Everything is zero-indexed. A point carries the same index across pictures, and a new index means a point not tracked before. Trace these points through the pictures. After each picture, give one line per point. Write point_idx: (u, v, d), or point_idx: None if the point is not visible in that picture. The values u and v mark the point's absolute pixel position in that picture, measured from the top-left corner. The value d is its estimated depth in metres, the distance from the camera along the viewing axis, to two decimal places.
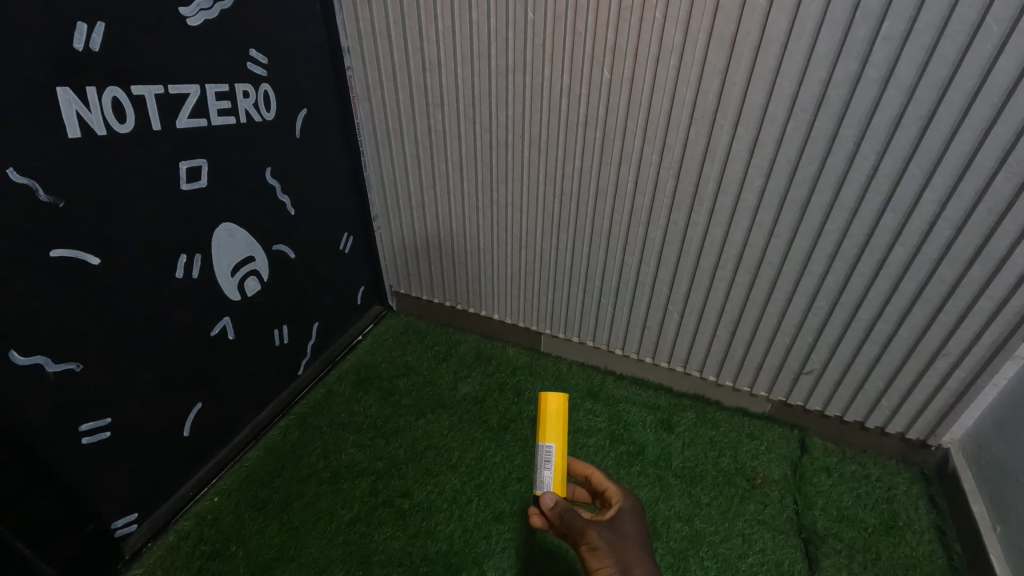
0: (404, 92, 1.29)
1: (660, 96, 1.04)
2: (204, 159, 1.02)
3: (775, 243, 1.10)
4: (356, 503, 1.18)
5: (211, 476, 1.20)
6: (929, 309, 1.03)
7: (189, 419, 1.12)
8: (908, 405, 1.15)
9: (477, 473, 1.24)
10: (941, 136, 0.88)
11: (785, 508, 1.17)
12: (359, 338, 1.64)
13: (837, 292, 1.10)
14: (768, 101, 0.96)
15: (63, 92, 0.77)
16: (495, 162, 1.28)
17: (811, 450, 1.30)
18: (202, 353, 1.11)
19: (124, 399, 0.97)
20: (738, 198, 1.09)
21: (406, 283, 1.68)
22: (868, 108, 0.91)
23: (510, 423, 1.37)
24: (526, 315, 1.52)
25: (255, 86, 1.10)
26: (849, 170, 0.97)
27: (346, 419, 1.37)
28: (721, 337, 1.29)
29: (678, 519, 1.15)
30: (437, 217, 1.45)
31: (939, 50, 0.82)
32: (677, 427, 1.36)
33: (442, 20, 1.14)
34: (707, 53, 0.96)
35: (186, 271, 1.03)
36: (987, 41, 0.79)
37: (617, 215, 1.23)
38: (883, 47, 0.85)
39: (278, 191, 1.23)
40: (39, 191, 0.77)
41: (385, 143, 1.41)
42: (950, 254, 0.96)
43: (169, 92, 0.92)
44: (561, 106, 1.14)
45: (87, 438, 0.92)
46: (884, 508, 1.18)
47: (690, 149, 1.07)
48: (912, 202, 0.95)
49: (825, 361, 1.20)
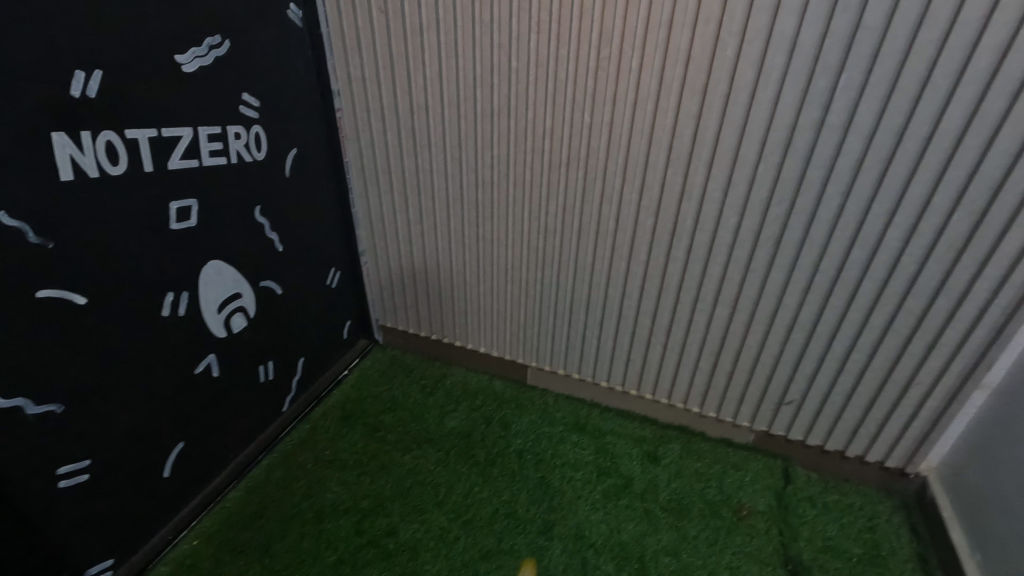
0: (393, 131, 1.33)
1: (638, 139, 1.09)
2: (194, 199, 1.03)
3: (751, 278, 1.14)
4: (341, 543, 1.16)
5: (191, 518, 1.18)
6: (900, 339, 1.07)
7: (170, 459, 1.11)
8: (885, 434, 1.18)
9: (464, 510, 1.23)
10: (900, 178, 0.94)
11: (771, 540, 1.18)
12: (345, 372, 1.63)
13: (812, 324, 1.14)
14: (739, 144, 1.02)
15: (58, 137, 0.79)
16: (481, 199, 1.31)
17: (794, 480, 1.31)
18: (185, 390, 1.10)
19: (105, 440, 0.96)
20: (714, 234, 1.13)
21: (392, 316, 1.68)
22: (832, 152, 0.96)
23: (497, 457, 1.36)
24: (512, 348, 1.53)
25: (246, 127, 1.13)
26: (817, 210, 1.02)
27: (331, 456, 1.36)
28: (704, 368, 1.31)
29: (666, 553, 1.15)
30: (424, 252, 1.48)
31: (893, 101, 0.89)
32: (663, 458, 1.37)
33: (429, 66, 1.19)
34: (680, 100, 1.02)
35: (173, 309, 1.03)
36: (935, 93, 0.86)
37: (599, 249, 1.26)
38: (843, 96, 0.91)
39: (266, 228, 1.25)
40: (29, 232, 0.78)
41: (373, 180, 1.44)
42: (915, 287, 1.01)
43: (162, 135, 0.94)
44: (544, 146, 1.18)
45: (64, 482, 0.90)
46: (867, 538, 1.19)
47: (668, 188, 1.11)
48: (877, 239, 1.01)
49: (804, 392, 1.23)
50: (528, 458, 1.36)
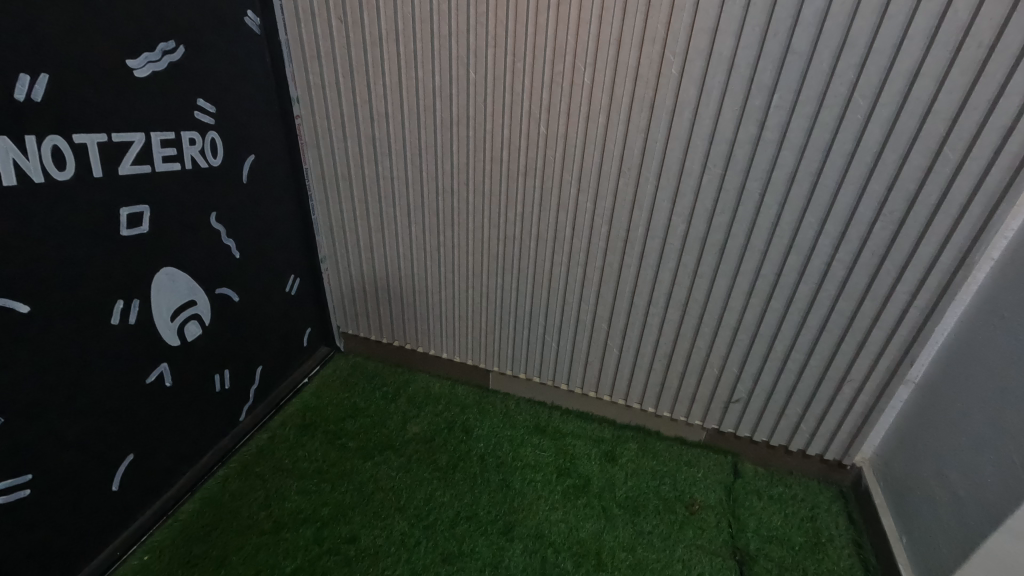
0: (353, 139, 1.34)
1: (592, 150, 1.14)
2: (146, 205, 1.02)
3: (699, 283, 1.21)
4: (299, 552, 1.15)
5: (141, 533, 1.14)
6: (833, 339, 1.15)
7: (119, 472, 1.08)
8: (823, 428, 1.26)
9: (426, 514, 1.24)
10: (829, 190, 1.02)
11: (720, 532, 1.24)
12: (305, 380, 1.61)
13: (755, 325, 1.21)
14: (685, 157, 1.08)
15: (0, 141, 0.77)
16: (441, 206, 1.34)
17: (743, 475, 1.38)
18: (136, 401, 1.07)
19: (48, 453, 0.92)
20: (664, 241, 1.19)
21: (354, 323, 1.67)
22: (769, 165, 1.04)
23: (459, 461, 1.38)
24: (474, 353, 1.56)
25: (201, 133, 1.12)
26: (757, 219, 1.09)
27: (290, 464, 1.34)
28: (657, 369, 1.37)
29: (622, 549, 1.19)
30: (385, 258, 1.49)
31: (820, 119, 0.97)
32: (620, 457, 1.42)
33: (389, 75, 1.21)
34: (630, 114, 1.07)
35: (123, 317, 1.01)
36: (856, 112, 0.94)
37: (557, 255, 1.30)
38: (776, 113, 0.99)
39: (223, 235, 1.23)
40: None
41: (333, 187, 1.44)
42: (845, 290, 1.10)
43: (112, 140, 0.93)
44: (503, 156, 1.22)
45: (4, 497, 0.87)
46: (808, 526, 1.26)
47: (620, 197, 1.17)
48: (811, 246, 1.08)
49: (750, 390, 1.30)
50: (490, 462, 1.38)
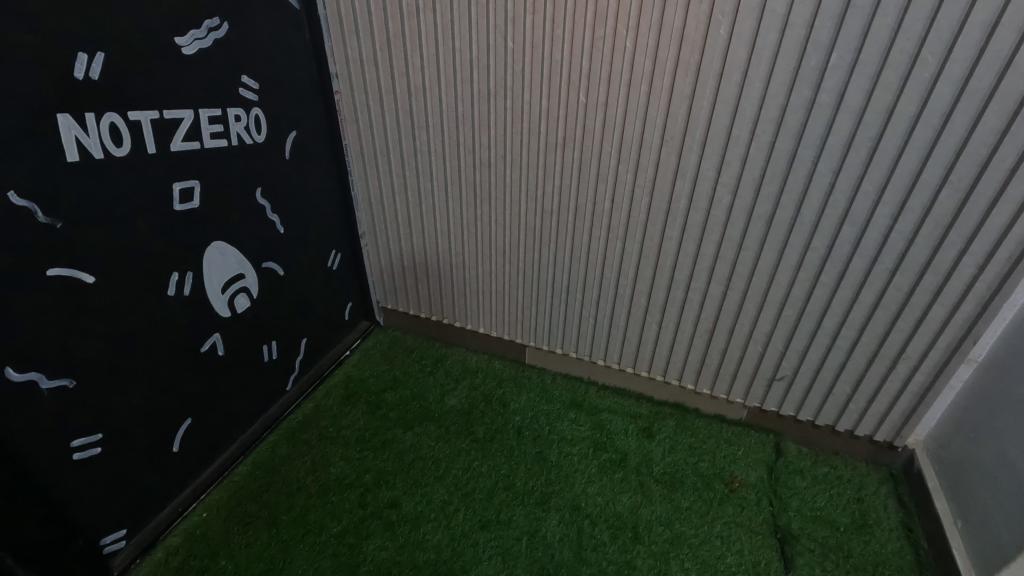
0: (391, 114, 1.34)
1: (633, 119, 1.10)
2: (196, 181, 1.05)
3: (744, 256, 1.17)
4: (344, 515, 1.20)
5: (199, 492, 1.22)
6: (888, 316, 1.10)
7: (179, 434, 1.14)
8: (874, 408, 1.21)
9: (465, 483, 1.27)
10: (889, 156, 0.96)
11: (761, 510, 1.22)
12: (347, 353, 1.66)
13: (803, 301, 1.17)
14: (732, 124, 1.03)
15: (63, 119, 0.81)
16: (478, 180, 1.33)
17: (785, 454, 1.35)
18: (192, 368, 1.13)
19: (115, 415, 0.99)
20: (708, 213, 1.15)
21: (393, 298, 1.71)
22: (823, 131, 0.98)
23: (496, 433, 1.40)
24: (510, 328, 1.56)
25: (246, 110, 1.14)
26: (808, 188, 1.04)
27: (334, 432, 1.40)
28: (698, 345, 1.34)
29: (660, 523, 1.19)
30: (423, 234, 1.50)
31: (882, 79, 0.90)
32: (658, 434, 1.40)
33: (426, 47, 1.20)
34: (674, 80, 1.03)
35: (178, 288, 1.06)
36: (924, 70, 0.87)
37: (595, 228, 1.28)
38: (833, 74, 0.93)
39: (268, 210, 1.27)
40: (38, 212, 0.80)
41: (372, 163, 1.45)
42: (904, 263, 1.04)
43: (163, 117, 0.96)
44: (540, 127, 1.20)
45: (78, 454, 0.94)
46: (854, 508, 1.23)
47: (662, 168, 1.13)
48: (867, 216, 1.03)
49: (795, 367, 1.25)
50: (526, 435, 1.39)
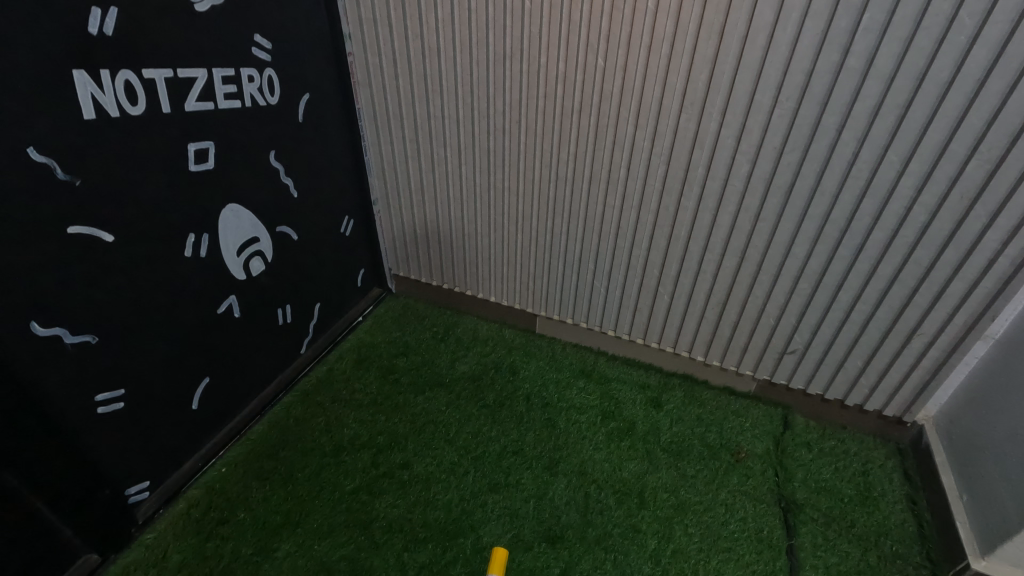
0: (404, 78, 1.32)
1: (652, 85, 1.08)
2: (211, 142, 1.05)
3: (761, 228, 1.15)
4: (357, 474, 1.23)
5: (218, 448, 1.25)
6: (905, 290, 1.08)
7: (198, 392, 1.17)
8: (885, 383, 1.21)
9: (474, 447, 1.30)
10: (917, 125, 0.93)
11: (766, 480, 1.23)
12: (359, 319, 1.68)
13: (819, 274, 1.15)
14: (755, 89, 1.00)
15: (78, 75, 0.80)
16: (493, 147, 1.31)
17: (793, 426, 1.36)
18: (209, 329, 1.15)
19: (136, 371, 1.02)
20: (725, 183, 1.13)
21: (405, 266, 1.71)
22: (850, 97, 0.95)
23: (505, 400, 1.42)
24: (521, 297, 1.57)
25: (259, 70, 1.13)
26: (831, 158, 1.02)
27: (348, 395, 1.43)
28: (709, 317, 1.34)
29: (665, 489, 1.21)
30: (436, 201, 1.49)
31: (915, 42, 0.87)
32: (666, 404, 1.42)
33: (441, 7, 1.17)
34: (697, 43, 1.00)
35: (195, 250, 1.07)
36: (960, 33, 0.83)
37: (610, 197, 1.26)
38: (864, 38, 0.89)
39: (281, 174, 1.27)
40: (57, 169, 0.81)
41: (385, 128, 1.44)
42: (925, 237, 1.02)
43: (177, 76, 0.95)
44: (557, 92, 1.17)
45: (102, 409, 0.97)
46: (860, 480, 1.24)
47: (680, 136, 1.11)
48: (889, 187, 1.00)
49: (807, 341, 1.25)
50: (535, 402, 1.41)
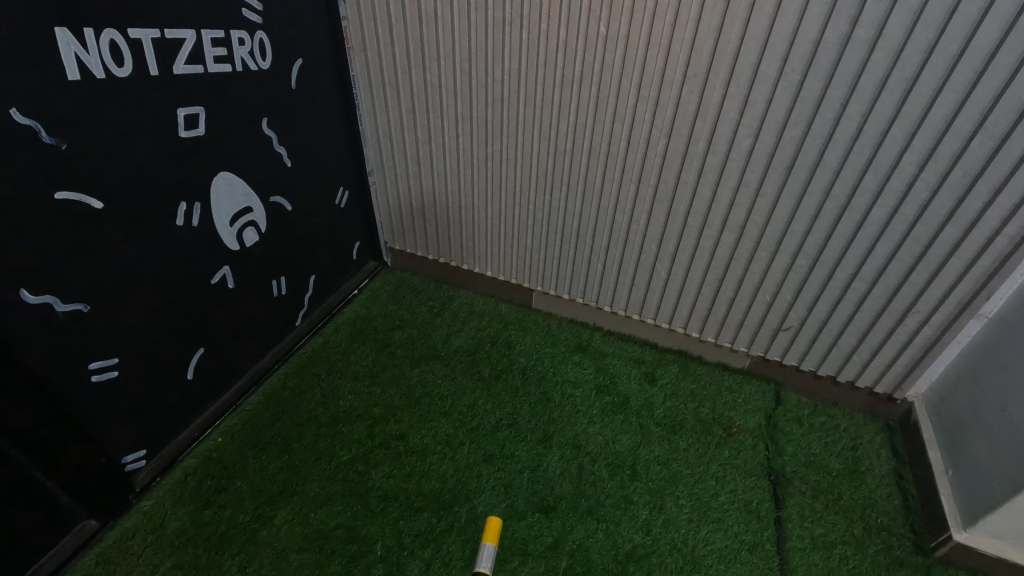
0: (400, 44, 1.28)
1: (655, 54, 1.05)
2: (201, 107, 1.02)
3: (760, 204, 1.14)
4: (353, 444, 1.24)
5: (214, 418, 1.26)
6: (903, 268, 1.08)
7: (192, 363, 1.17)
8: (877, 360, 1.22)
9: (469, 419, 1.31)
10: (923, 99, 0.91)
11: (757, 453, 1.26)
12: (355, 292, 1.67)
13: (816, 251, 1.15)
14: (760, 60, 0.98)
15: (61, 33, 0.77)
16: (491, 117, 1.29)
17: (785, 402, 1.38)
18: (203, 299, 1.14)
19: (129, 340, 1.01)
20: (726, 157, 1.11)
21: (400, 239, 1.69)
22: (857, 70, 0.93)
23: (501, 373, 1.43)
24: (518, 271, 1.56)
25: (250, 33, 1.09)
26: (834, 132, 1.00)
27: (343, 367, 1.43)
28: (706, 293, 1.34)
29: (657, 462, 1.23)
30: (432, 173, 1.47)
31: (926, 13, 0.84)
32: (660, 379, 1.43)
33: None
34: (702, 11, 0.97)
35: (187, 219, 1.05)
36: (973, 4, 0.81)
37: (609, 171, 1.25)
38: (874, 8, 0.87)
39: (274, 142, 1.24)
40: (42, 132, 0.79)
41: (380, 97, 1.40)
42: (925, 215, 1.01)
43: (165, 37, 0.92)
44: (557, 61, 1.14)
45: (96, 377, 0.97)
46: (848, 455, 1.26)
47: (682, 108, 1.09)
48: (891, 164, 0.99)
49: (802, 318, 1.26)
50: (530, 375, 1.42)
